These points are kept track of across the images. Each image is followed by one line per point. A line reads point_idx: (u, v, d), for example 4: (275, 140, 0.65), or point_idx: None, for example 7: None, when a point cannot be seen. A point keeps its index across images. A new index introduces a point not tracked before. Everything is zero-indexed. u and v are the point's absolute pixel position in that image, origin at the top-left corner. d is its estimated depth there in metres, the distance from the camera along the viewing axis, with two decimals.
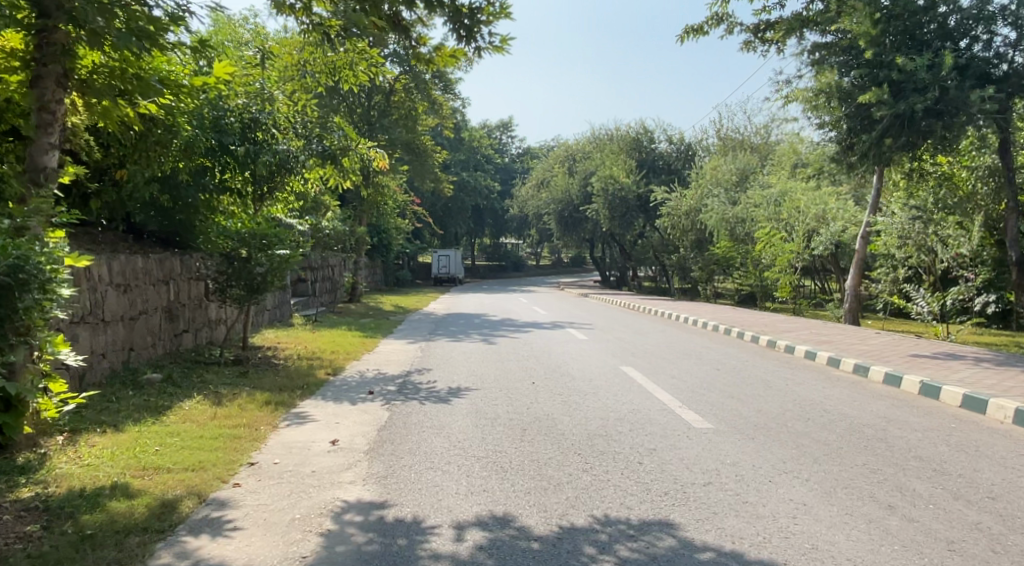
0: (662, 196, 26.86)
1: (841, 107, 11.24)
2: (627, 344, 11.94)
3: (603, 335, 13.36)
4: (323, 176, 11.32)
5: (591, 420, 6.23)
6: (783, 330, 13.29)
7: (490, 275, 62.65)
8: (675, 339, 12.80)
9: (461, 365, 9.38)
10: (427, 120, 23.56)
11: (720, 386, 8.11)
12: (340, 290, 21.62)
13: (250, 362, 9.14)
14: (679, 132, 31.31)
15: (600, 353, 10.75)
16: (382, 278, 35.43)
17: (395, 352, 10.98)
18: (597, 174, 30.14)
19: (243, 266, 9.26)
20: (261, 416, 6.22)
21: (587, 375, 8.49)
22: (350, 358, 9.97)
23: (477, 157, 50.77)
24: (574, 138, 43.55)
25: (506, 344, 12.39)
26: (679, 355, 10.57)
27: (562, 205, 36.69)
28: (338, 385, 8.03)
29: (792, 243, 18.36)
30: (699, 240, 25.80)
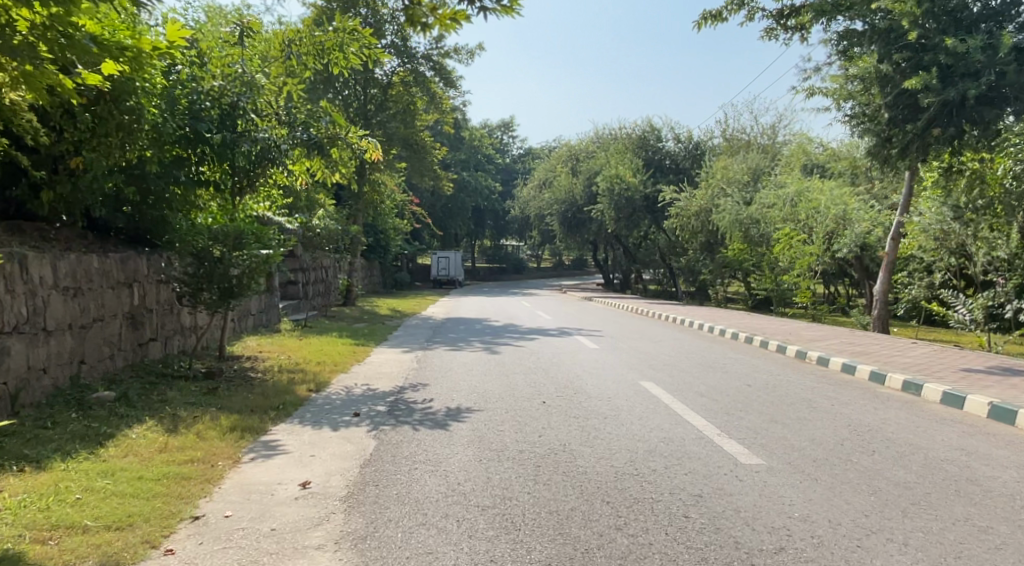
0: (671, 196, 25.84)
1: (881, 96, 10.23)
2: (642, 355, 10.89)
3: (616, 344, 12.33)
4: (309, 169, 10.33)
5: (616, 454, 5.19)
6: (810, 339, 12.25)
7: (490, 278, 61.61)
8: (694, 349, 11.76)
9: (461, 380, 8.35)
10: (427, 115, 22.53)
11: (758, 407, 7.07)
12: (334, 293, 20.59)
13: (223, 376, 8.11)
14: (687, 130, 30.29)
15: (614, 366, 9.71)
16: (379, 280, 34.41)
17: (389, 363, 9.94)
18: (602, 173, 29.11)
19: (216, 267, 8.12)
20: (222, 447, 5.19)
21: (605, 394, 7.46)
22: (336, 371, 8.95)
23: (478, 157, 49.76)
24: (577, 138, 42.54)
25: (510, 353, 11.35)
26: (702, 369, 9.52)
27: (565, 206, 35.67)
28: (319, 404, 7.00)
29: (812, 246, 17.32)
30: (709, 242, 24.79)
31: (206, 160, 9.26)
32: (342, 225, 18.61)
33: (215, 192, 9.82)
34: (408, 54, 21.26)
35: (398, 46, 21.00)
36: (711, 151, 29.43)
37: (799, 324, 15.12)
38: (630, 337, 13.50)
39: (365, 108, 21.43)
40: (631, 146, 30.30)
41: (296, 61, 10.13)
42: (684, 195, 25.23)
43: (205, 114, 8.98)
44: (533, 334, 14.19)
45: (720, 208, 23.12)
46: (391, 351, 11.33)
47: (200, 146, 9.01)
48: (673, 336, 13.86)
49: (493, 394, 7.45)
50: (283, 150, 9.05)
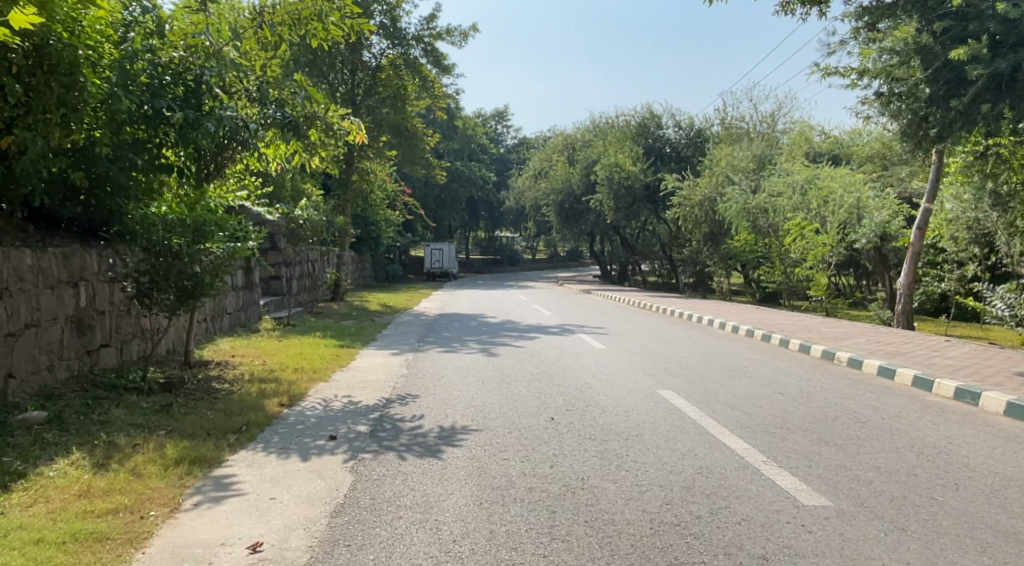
0: (673, 184, 24.84)
1: (922, 69, 9.18)
2: (655, 357, 9.91)
3: (624, 344, 11.37)
4: (286, 153, 9.31)
5: (647, 494, 4.23)
6: (835, 337, 11.31)
7: (485, 270, 60.54)
8: (710, 350, 10.78)
9: (456, 391, 7.35)
10: (418, 101, 21.44)
11: (801, 423, 6.09)
12: (320, 288, 19.56)
13: (183, 388, 7.10)
14: (689, 116, 29.26)
15: (626, 370, 8.73)
16: (371, 273, 33.36)
17: (376, 369, 8.93)
18: (601, 162, 28.09)
19: (172, 263, 6.94)
20: (159, 489, 4.17)
21: (622, 409, 6.47)
22: (315, 379, 7.95)
23: (471, 146, 48.60)
24: (573, 127, 41.44)
25: (509, 355, 10.36)
26: (724, 374, 8.56)
27: (562, 196, 34.64)
28: (291, 423, 6.00)
29: (826, 236, 16.40)
30: (713, 233, 23.84)
31: (167, 142, 8.23)
32: (327, 216, 17.54)
33: (180, 178, 8.79)
34: (398, 36, 20.15)
35: (387, 26, 19.93)
36: (713, 138, 28.43)
37: (816, 319, 14.19)
38: (637, 336, 12.52)
39: (353, 93, 20.29)
40: (631, 134, 29.28)
41: (270, 31, 9.01)
42: (687, 184, 24.24)
43: (165, 91, 7.96)
44: (533, 333, 13.19)
45: (725, 197, 22.16)
46: (379, 354, 10.31)
47: (160, 127, 7.99)
48: (683, 334, 12.89)
49: (493, 409, 6.47)
50: (254, 132, 7.99)
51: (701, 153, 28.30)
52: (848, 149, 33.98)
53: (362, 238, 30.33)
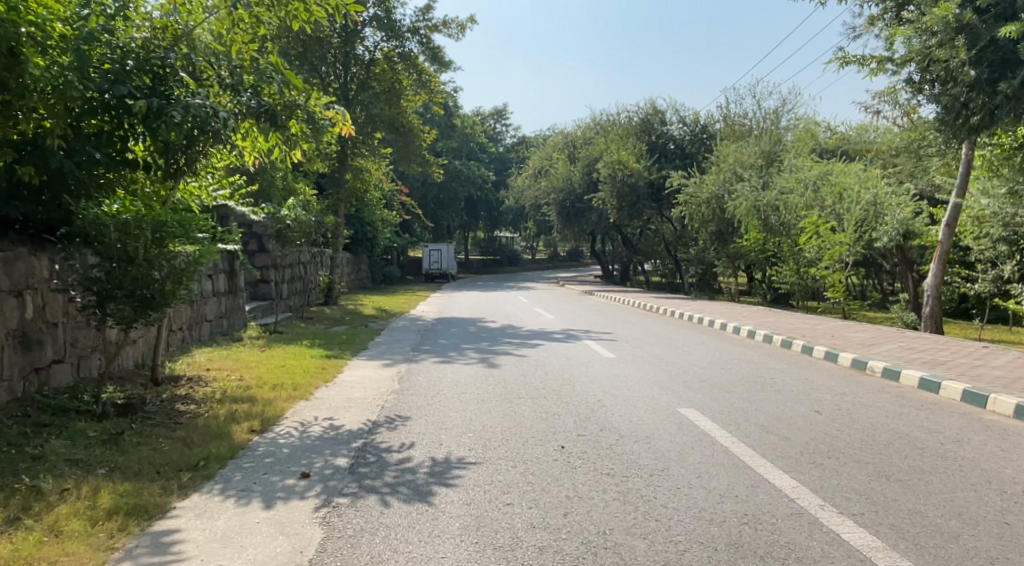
0: (679, 182, 24.01)
1: (965, 50, 8.34)
2: (670, 367, 9.08)
3: (634, 352, 10.55)
4: (265, 148, 8.42)
5: (686, 557, 3.40)
6: (862, 343, 10.48)
7: (485, 270, 59.68)
8: (729, 359, 9.93)
9: (452, 411, 6.52)
10: (414, 97, 20.57)
11: (851, 452, 5.25)
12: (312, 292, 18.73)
13: (142, 411, 6.24)
14: (694, 112, 28.42)
15: (640, 383, 7.91)
16: (367, 274, 32.51)
17: (365, 383, 8.11)
18: (603, 159, 27.28)
19: (128, 271, 6.07)
20: (76, 555, 3.33)
21: (643, 435, 5.63)
22: (294, 398, 7.10)
23: (470, 145, 47.77)
24: (574, 124, 40.64)
25: (511, 364, 9.54)
26: (750, 389, 7.73)
27: (563, 195, 33.78)
28: (259, 454, 5.18)
29: (844, 234, 15.60)
30: (720, 232, 23.02)
31: (133, 134, 7.39)
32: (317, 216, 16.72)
33: (148, 175, 7.95)
34: (393, 28, 19.32)
35: (382, 18, 19.10)
36: (719, 135, 27.59)
37: (835, 323, 13.37)
38: (646, 342, 11.69)
39: (346, 88, 19.44)
40: (634, 131, 28.46)
41: (248, 11, 8.12)
42: (694, 181, 23.41)
43: (128, 77, 7.06)
44: (536, 339, 12.36)
45: (735, 194, 21.32)
46: (369, 365, 9.50)
47: (124, 118, 7.14)
48: (696, 340, 12.07)
49: (494, 435, 5.65)
50: (225, 122, 7.15)
51: (707, 150, 27.44)
52: (855, 145, 33.19)
53: (358, 238, 29.48)
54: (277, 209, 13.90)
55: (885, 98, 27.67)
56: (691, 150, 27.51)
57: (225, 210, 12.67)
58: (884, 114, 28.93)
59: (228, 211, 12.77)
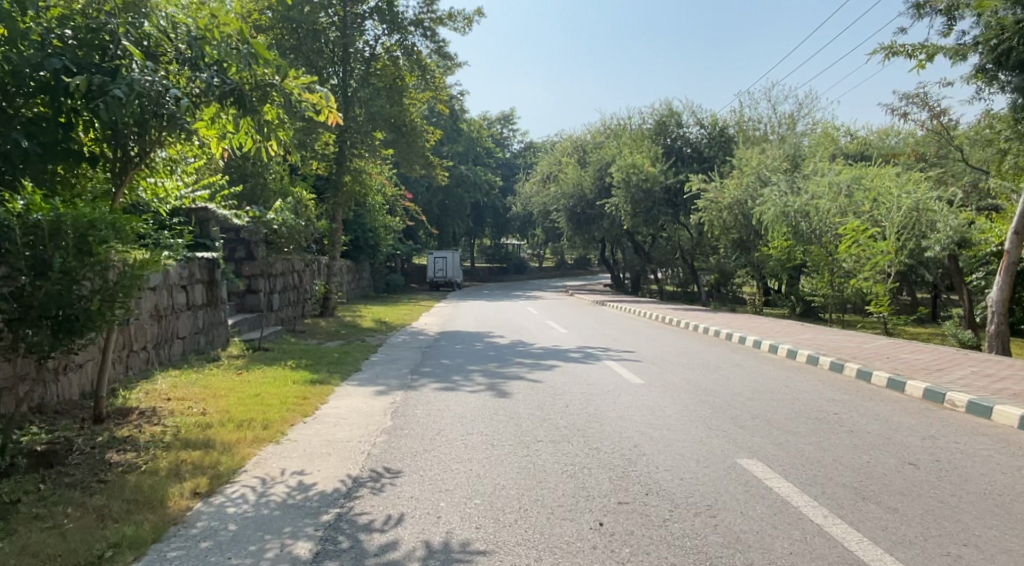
0: (698, 187, 22.69)
1: None
2: (711, 399, 7.73)
3: (664, 377, 9.22)
4: (235, 137, 7.16)
5: None
6: (928, 367, 9.11)
7: (491, 278, 58.40)
8: (776, 386, 8.57)
9: (455, 462, 5.19)
10: (418, 95, 19.31)
11: (993, 536, 3.88)
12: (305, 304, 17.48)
13: (62, 463, 4.93)
14: (712, 114, 27.11)
15: (680, 421, 6.57)
16: (369, 283, 31.27)
17: (351, 417, 6.80)
18: (616, 163, 26.03)
19: (49, 288, 4.75)
20: None
21: (705, 506, 4.28)
22: (260, 442, 5.77)
23: (476, 150, 46.63)
24: (584, 129, 39.46)
25: (525, 391, 8.21)
26: (816, 430, 6.37)
27: (573, 201, 32.47)
28: (195, 535, 3.85)
29: (886, 243, 14.40)
30: (742, 240, 21.69)
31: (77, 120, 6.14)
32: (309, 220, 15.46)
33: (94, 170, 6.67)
34: (396, 21, 18.16)
35: (384, 11, 17.94)
36: (739, 138, 26.27)
37: (884, 341, 11.99)
38: (673, 364, 10.37)
39: (344, 85, 18.22)
40: (649, 134, 27.19)
41: None
42: (714, 186, 22.10)
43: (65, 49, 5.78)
44: (552, 359, 11.04)
45: (761, 200, 19.99)
46: (360, 393, 8.19)
47: (64, 101, 5.89)
48: (729, 362, 10.74)
49: (509, 504, 4.31)
50: (181, 104, 5.89)
51: (726, 153, 26.10)
52: (878, 149, 31.87)
53: (358, 245, 28.23)
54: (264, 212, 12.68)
55: (913, 100, 26.34)
56: (708, 153, 26.21)
57: (205, 213, 11.41)
58: (911, 117, 27.60)
59: (207, 214, 11.50)
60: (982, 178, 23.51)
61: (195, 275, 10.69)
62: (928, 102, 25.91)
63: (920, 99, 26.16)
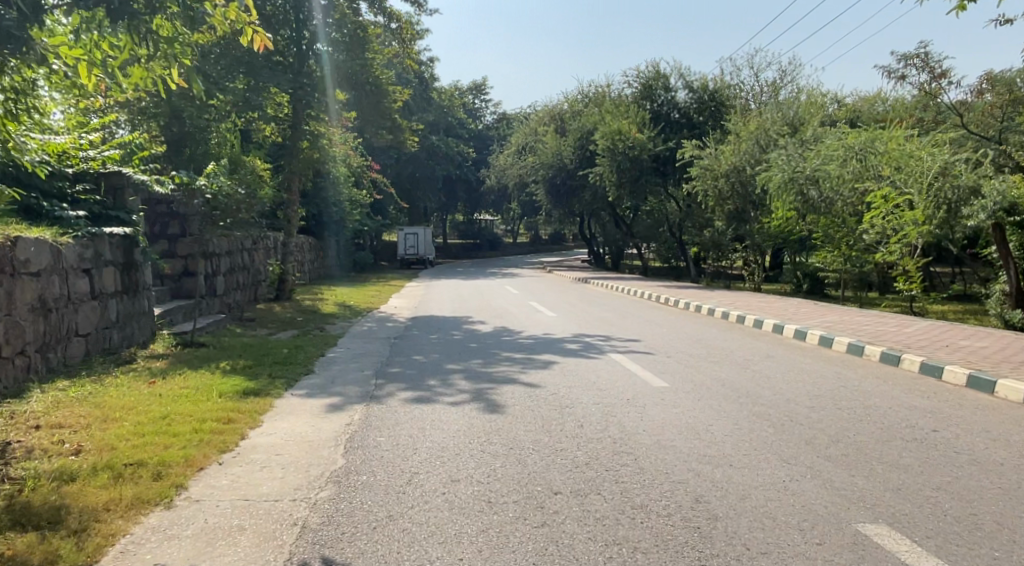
0: (692, 153, 21.03)
1: None
2: (764, 411, 5.99)
3: (687, 377, 7.47)
4: (115, 61, 5.04)
5: None
6: (1007, 360, 7.50)
7: (464, 255, 56.44)
8: (836, 389, 6.85)
9: (438, 548, 3.33)
10: (382, 49, 17.19)
11: None
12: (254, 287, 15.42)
13: None
14: (701, 77, 25.25)
15: (740, 453, 4.79)
16: (335, 261, 29.19)
17: (288, 453, 4.89)
18: (601, 129, 24.17)
19: None
20: None
21: None
22: (139, 510, 3.82)
23: (448, 120, 44.29)
24: (562, 96, 37.36)
25: (521, 402, 6.39)
26: (930, 462, 4.64)
27: (552, 172, 30.54)
28: None
29: (917, 212, 12.95)
30: (738, 211, 20.08)
31: None
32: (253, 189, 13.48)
33: None
34: None
35: None
36: (731, 102, 24.50)
37: (925, 323, 10.44)
38: (691, 358, 8.66)
39: (299, 37, 15.50)
40: (635, 98, 25.28)
41: None
42: (708, 152, 20.39)
43: None
44: (546, 352, 9.23)
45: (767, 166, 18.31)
46: (308, 408, 6.28)
47: None
48: (753, 352, 9.11)
49: None
50: None
51: (717, 119, 24.34)
52: (870, 115, 30.54)
53: (321, 221, 26.05)
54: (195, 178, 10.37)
55: (912, 61, 24.86)
56: (697, 118, 24.42)
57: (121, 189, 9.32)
58: (908, 80, 26.18)
59: (124, 190, 9.33)
60: (987, 143, 22.19)
61: (105, 256, 8.56)
62: (928, 63, 24.45)
63: (920, 60, 24.71)
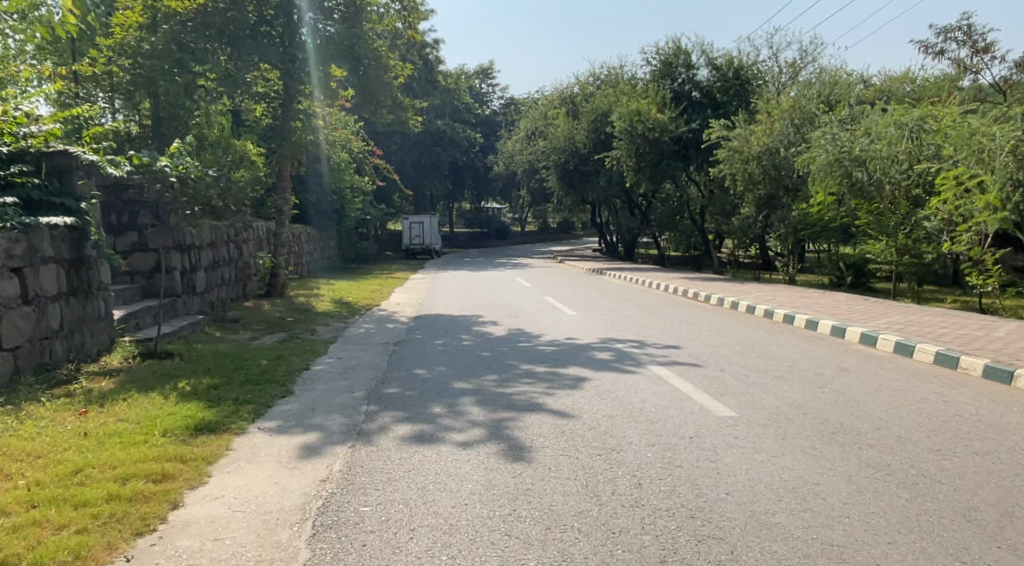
0: (719, 134, 19.47)
1: None
2: (881, 459, 4.47)
3: (756, 401, 5.96)
4: None
5: None
6: None
7: (472, 245, 55.05)
8: (956, 422, 5.32)
9: None
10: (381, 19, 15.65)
11: None
12: (239, 284, 13.99)
13: None
14: (726, 54, 23.58)
15: (883, 543, 3.29)
16: (336, 251, 27.80)
17: (231, 539, 3.43)
18: (618, 110, 22.59)
19: None
20: None
21: None
22: None
23: (455, 104, 42.72)
24: (574, 78, 35.68)
25: (552, 443, 4.91)
26: None
27: (565, 157, 28.99)
28: None
29: (990, 195, 11.36)
30: (768, 197, 18.61)
31: None
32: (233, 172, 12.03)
33: None
34: None
35: None
36: (757, 80, 22.81)
37: (1014, 326, 8.90)
38: (750, 372, 7.16)
39: (289, 5, 13.91)
40: (654, 76, 23.67)
41: None
42: (737, 132, 18.83)
43: None
44: (572, 364, 7.75)
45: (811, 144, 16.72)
46: (274, 452, 4.81)
47: None
48: (821, 365, 7.59)
49: None
50: None
51: (742, 98, 22.70)
52: (901, 94, 28.82)
53: (321, 209, 24.67)
54: (153, 159, 8.29)
55: (953, 34, 23.14)
56: (720, 98, 22.74)
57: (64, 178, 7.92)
58: (946, 56, 24.44)
59: (67, 179, 7.94)
60: None
61: (43, 250, 7.10)
62: (971, 36, 22.74)
63: (961, 33, 22.97)
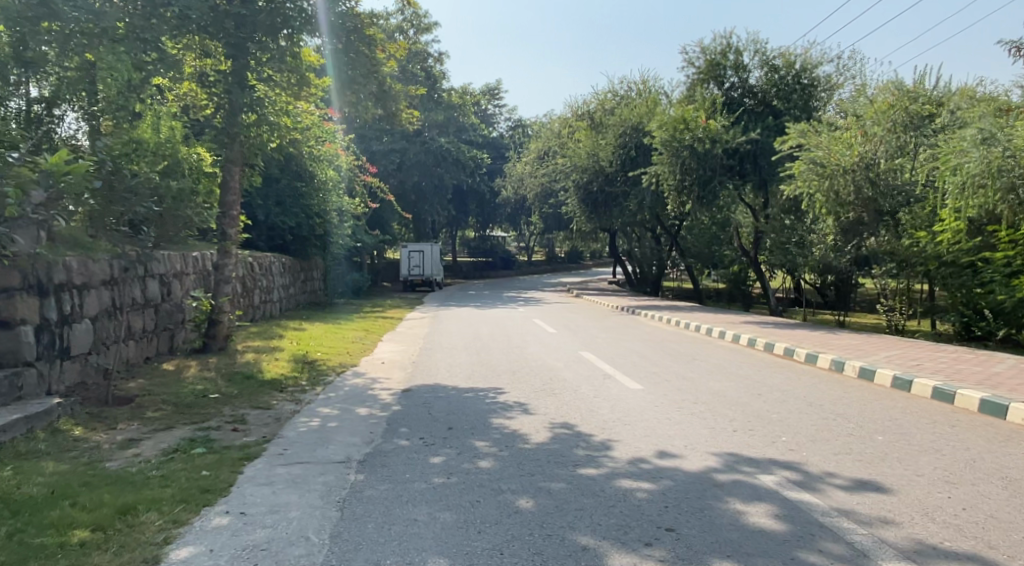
0: (794, 141, 15.59)
1: None
2: None
3: None
4: None
5: None
6: None
7: (476, 275, 51.06)
8: None
9: None
10: None
11: None
12: (149, 341, 9.90)
13: None
14: (783, 53, 19.77)
15: None
16: (319, 284, 23.84)
17: None
18: (658, 117, 18.79)
19: None
20: None
21: None
22: None
23: (459, 122, 39.09)
24: (594, 91, 31.95)
25: None
26: None
27: (587, 177, 25.15)
28: None
29: None
30: (857, 222, 14.74)
31: None
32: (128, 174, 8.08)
33: None
34: None
35: None
36: (823, 85, 18.93)
37: None
38: None
39: None
40: (696, 81, 19.79)
41: None
42: (818, 140, 14.88)
43: None
44: (713, 554, 3.65)
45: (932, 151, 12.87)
46: None
47: None
48: None
49: None
50: None
51: (806, 105, 18.84)
52: None
53: (301, 235, 20.67)
54: None
55: None
56: (779, 104, 18.83)
57: None
58: None
59: None
60: None
61: None
62: None
63: None
